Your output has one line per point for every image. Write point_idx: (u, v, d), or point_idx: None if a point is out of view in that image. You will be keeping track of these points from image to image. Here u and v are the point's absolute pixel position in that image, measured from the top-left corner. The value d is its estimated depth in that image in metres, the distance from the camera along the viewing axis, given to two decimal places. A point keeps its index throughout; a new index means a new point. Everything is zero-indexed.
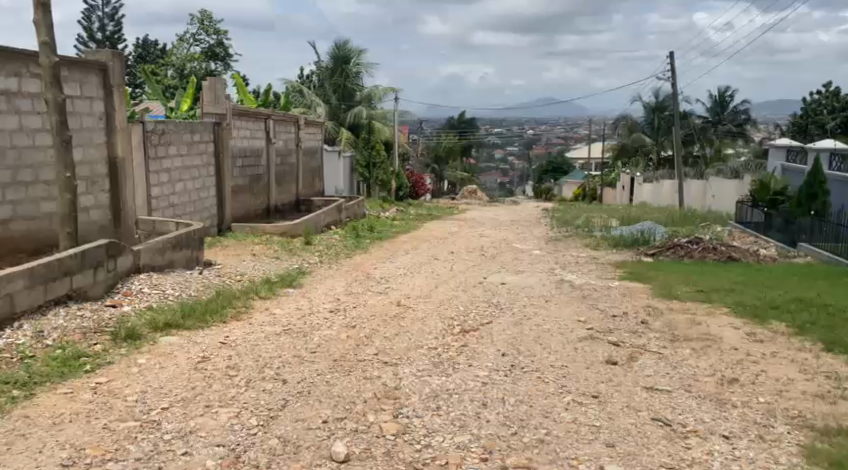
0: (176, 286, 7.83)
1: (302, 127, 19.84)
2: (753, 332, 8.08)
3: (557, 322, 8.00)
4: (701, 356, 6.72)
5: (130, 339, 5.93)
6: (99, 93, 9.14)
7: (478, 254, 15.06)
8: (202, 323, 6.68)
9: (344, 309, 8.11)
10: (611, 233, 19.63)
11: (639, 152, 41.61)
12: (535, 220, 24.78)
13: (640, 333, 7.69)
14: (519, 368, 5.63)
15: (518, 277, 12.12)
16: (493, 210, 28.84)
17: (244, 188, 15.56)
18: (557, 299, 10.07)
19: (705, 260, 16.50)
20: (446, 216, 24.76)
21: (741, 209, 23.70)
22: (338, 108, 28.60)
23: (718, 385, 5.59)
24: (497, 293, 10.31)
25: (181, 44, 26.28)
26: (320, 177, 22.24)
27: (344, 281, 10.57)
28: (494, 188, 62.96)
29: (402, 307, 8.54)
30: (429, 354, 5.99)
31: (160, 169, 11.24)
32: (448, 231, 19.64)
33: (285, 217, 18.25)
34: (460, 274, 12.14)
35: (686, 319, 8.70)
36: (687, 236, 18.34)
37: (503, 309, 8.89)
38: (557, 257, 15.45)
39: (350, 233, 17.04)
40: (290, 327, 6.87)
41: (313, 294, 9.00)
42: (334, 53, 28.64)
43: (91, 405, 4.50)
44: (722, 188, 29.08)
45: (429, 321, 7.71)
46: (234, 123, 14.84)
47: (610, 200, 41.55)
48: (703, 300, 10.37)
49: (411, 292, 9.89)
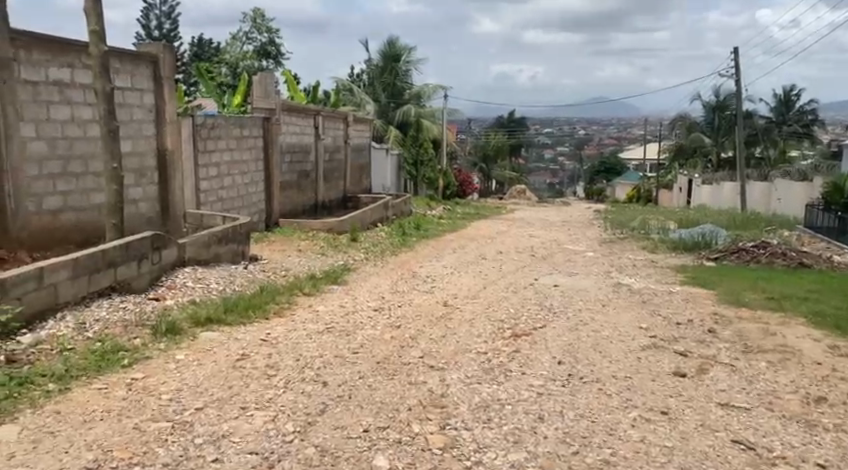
0: (220, 281, 7.58)
1: (351, 124, 19.62)
2: (833, 346, 7.48)
3: (616, 329, 7.49)
4: (777, 371, 6.17)
5: (171, 335, 5.56)
6: (150, 85, 8.83)
7: (531, 255, 14.61)
8: (243, 318, 6.40)
9: (389, 308, 7.77)
10: (670, 236, 18.84)
11: (697, 153, 40.32)
12: (588, 221, 24.11)
13: (707, 343, 7.15)
14: (577, 378, 5.19)
15: (573, 279, 11.60)
16: (544, 211, 28.19)
17: (292, 184, 15.38)
18: (615, 303, 9.54)
19: (773, 266, 15.68)
20: (494, 216, 24.28)
21: (808, 214, 22.61)
22: (387, 107, 28.28)
23: (800, 406, 5.07)
24: (549, 295, 9.83)
25: (234, 42, 26.42)
26: (369, 174, 22.02)
27: (391, 279, 10.26)
28: (544, 189, 61.98)
29: (451, 307, 8.18)
30: (478, 359, 5.60)
31: (209, 163, 11.08)
32: (500, 231, 19.21)
33: (332, 213, 18.05)
34: (511, 275, 11.69)
35: (756, 330, 8.11)
36: (752, 239, 17.46)
37: (557, 312, 8.41)
38: (611, 259, 14.86)
39: (397, 231, 16.73)
40: (333, 326, 6.56)
41: (359, 293, 8.70)
42: (383, 52, 28.49)
43: (125, 402, 4.19)
44: (787, 191, 27.86)
45: (477, 323, 7.31)
46: (283, 119, 14.67)
47: (666, 202, 40.32)
48: (773, 309, 9.74)
49: (459, 292, 9.51)
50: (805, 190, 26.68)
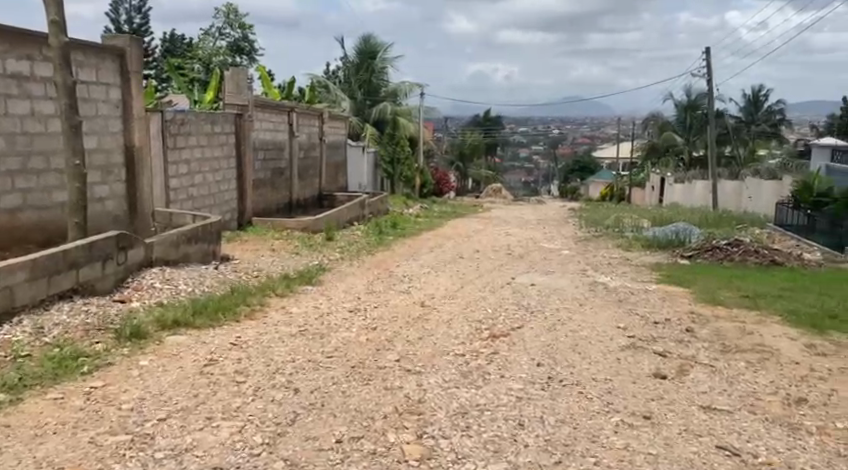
0: (189, 282, 7.35)
1: (326, 121, 19.37)
2: (810, 345, 7.44)
3: (595, 328, 7.38)
4: (757, 371, 6.10)
5: (135, 338, 5.35)
6: (117, 79, 8.57)
7: (507, 253, 14.51)
8: (212, 321, 6.18)
9: (365, 309, 7.59)
10: (644, 234, 18.87)
11: (670, 152, 40.56)
12: (563, 219, 24.12)
13: (685, 342, 7.07)
14: (557, 381, 5.06)
15: (549, 278, 11.50)
16: (519, 209, 28.15)
17: (265, 181, 15.12)
18: (592, 302, 9.45)
19: (746, 264, 15.75)
20: (470, 214, 24.17)
21: (781, 212, 22.82)
22: (363, 105, 27.95)
23: (783, 408, 4.99)
24: (526, 294, 9.71)
25: (206, 38, 25.99)
26: (344, 172, 21.79)
27: (367, 279, 10.07)
28: (519, 187, 62.08)
29: (427, 308, 8.02)
30: (456, 362, 5.45)
31: (178, 160, 10.80)
32: (475, 229, 19.09)
33: (306, 212, 17.80)
34: (487, 274, 11.56)
35: (733, 329, 8.06)
36: (725, 237, 17.54)
37: (535, 312, 8.29)
38: (587, 257, 14.81)
39: (373, 229, 16.53)
40: (306, 328, 6.37)
41: (334, 293, 8.50)
42: (359, 48, 28.19)
43: (81, 413, 3.97)
44: (758, 189, 28.12)
45: (454, 324, 7.16)
46: (256, 115, 14.39)
47: (639, 200, 40.47)
48: (749, 307, 9.72)
49: (436, 292, 9.36)
50: (776, 189, 26.80)
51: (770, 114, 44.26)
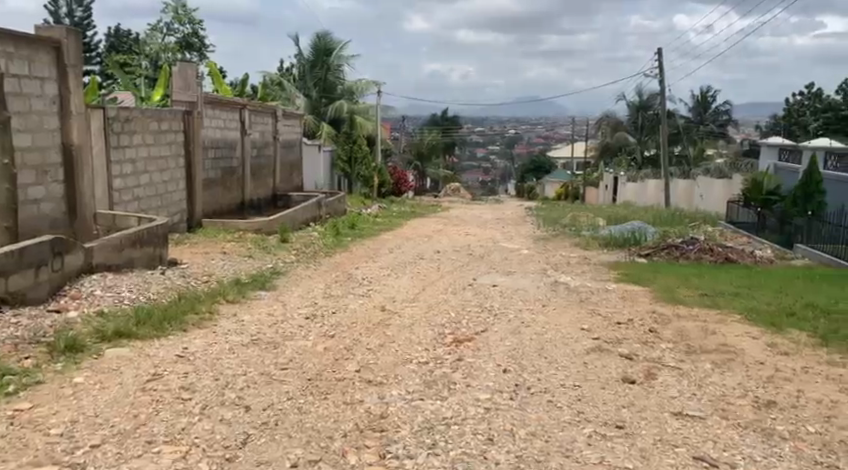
0: (133, 288, 6.93)
1: (280, 118, 18.93)
2: (772, 344, 7.34)
3: (561, 331, 7.20)
4: (724, 373, 5.96)
5: (70, 353, 4.95)
6: (52, 73, 8.10)
7: (466, 253, 14.30)
8: (157, 331, 5.80)
9: (322, 315, 7.27)
10: (600, 233, 18.91)
11: (623, 151, 41.00)
12: (521, 218, 24.08)
13: (650, 344, 6.93)
14: (524, 389, 4.85)
15: (511, 279, 11.32)
16: (477, 208, 28.03)
17: (216, 181, 14.63)
18: (554, 303, 9.28)
19: (701, 262, 15.86)
20: (428, 214, 23.95)
21: (733, 210, 23.15)
22: (318, 102, 27.74)
23: (754, 412, 4.84)
24: (489, 296, 9.50)
25: (154, 34, 25.24)
26: (300, 172, 21.37)
27: (323, 283, 9.73)
28: (476, 187, 62.16)
29: (387, 312, 7.73)
30: (419, 371, 5.19)
31: (122, 159, 10.31)
32: (433, 229, 18.86)
33: (260, 213, 17.34)
34: (447, 275, 11.32)
35: (696, 329, 7.95)
36: (680, 236, 17.68)
37: (498, 314, 8.08)
38: (547, 257, 14.70)
39: (330, 230, 16.16)
40: (259, 338, 6.03)
41: (288, 298, 8.16)
42: (314, 45, 27.63)
43: (3, 441, 3.58)
44: (709, 188, 28.55)
45: (416, 328, 6.90)
46: (206, 113, 13.91)
47: (593, 199, 40.80)
48: (709, 306, 9.67)
49: (396, 295, 9.07)
50: (726, 189, 27.56)
51: (715, 114, 44.77)
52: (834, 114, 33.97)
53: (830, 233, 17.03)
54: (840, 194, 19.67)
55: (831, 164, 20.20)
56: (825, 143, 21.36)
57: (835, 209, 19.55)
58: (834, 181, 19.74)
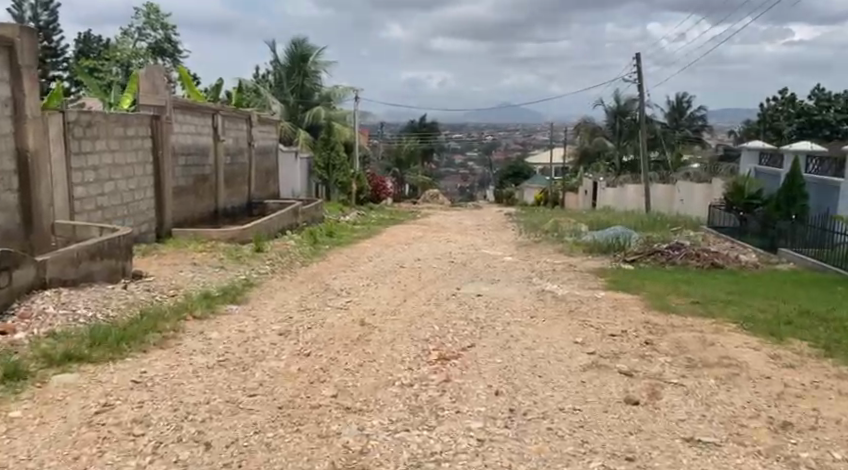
0: (90, 305, 6.38)
1: (255, 124, 18.38)
2: (774, 356, 6.93)
3: (553, 345, 6.76)
4: (731, 390, 5.54)
5: (9, 381, 4.42)
6: (4, 74, 7.51)
7: (449, 261, 13.86)
8: (114, 353, 5.27)
9: (296, 331, 6.76)
10: (583, 239, 18.54)
11: (602, 157, 40.90)
12: (501, 224, 23.69)
13: (648, 358, 6.51)
14: (520, 415, 4.40)
15: (496, 288, 10.88)
16: (457, 215, 27.57)
17: (188, 189, 14.04)
18: (543, 314, 8.84)
19: (688, 268, 15.53)
20: (408, 221, 23.47)
21: (714, 213, 22.90)
22: (296, 108, 27.17)
23: (772, 436, 4.42)
24: (474, 307, 9.04)
25: (125, 39, 24.55)
26: (276, 179, 20.82)
27: (299, 294, 9.22)
28: (455, 193, 61.69)
29: (366, 327, 7.24)
30: (403, 395, 4.72)
31: (84, 166, 9.73)
32: (414, 236, 18.38)
33: (235, 221, 16.76)
34: (431, 285, 10.85)
35: (693, 340, 7.54)
36: (664, 241, 17.37)
37: (485, 327, 7.62)
38: (531, 264, 14.27)
39: (307, 238, 15.63)
40: (226, 359, 5.51)
41: (260, 313, 7.64)
42: (289, 51, 27.16)
43: None
44: (690, 192, 28.35)
45: (398, 345, 6.42)
46: (176, 118, 13.33)
47: (573, 204, 40.49)
48: (703, 315, 9.29)
49: (377, 308, 8.58)
50: (707, 192, 27.48)
51: (691, 119, 44.76)
52: (807, 119, 34.52)
53: (814, 237, 16.79)
54: (823, 198, 19.44)
55: (813, 168, 19.93)
56: (806, 146, 21.02)
57: (817, 212, 19.36)
58: (817, 185, 19.47)
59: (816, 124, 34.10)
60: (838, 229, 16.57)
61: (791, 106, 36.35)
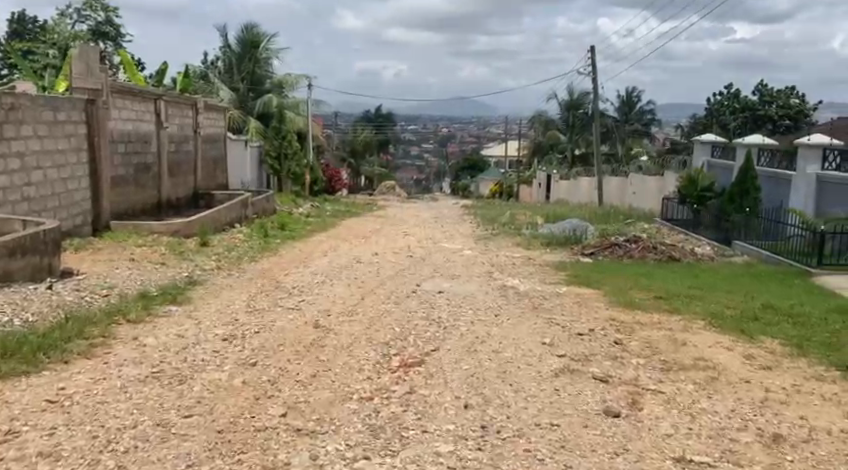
0: (5, 309, 5.73)
1: (201, 111, 17.57)
2: (749, 356, 6.58)
3: (522, 347, 6.34)
4: (712, 397, 5.18)
5: None
6: None
7: (407, 255, 13.33)
8: (28, 365, 4.63)
9: (243, 336, 6.36)
10: (540, 231, 18.26)
11: (555, 149, 40.85)
12: (458, 216, 23.25)
13: (623, 361, 6.15)
14: (494, 433, 3.96)
15: (456, 284, 10.40)
16: (412, 207, 27.02)
17: (128, 179, 13.25)
18: (507, 311, 8.43)
19: (646, 260, 15.33)
20: (362, 213, 22.82)
21: (668, 206, 22.82)
22: (246, 96, 26.29)
23: (765, 453, 4.07)
24: (435, 305, 8.55)
25: (62, 20, 23.31)
26: (224, 169, 20.01)
27: (247, 294, 8.67)
28: (410, 184, 61.07)
29: (321, 331, 6.74)
30: (363, 411, 4.25)
31: (8, 153, 8.94)
32: (369, 229, 17.81)
33: (179, 213, 16.00)
34: (388, 281, 10.30)
35: (664, 339, 7.20)
36: (619, 234, 17.22)
37: (448, 328, 7.16)
38: (491, 258, 13.85)
39: (258, 231, 14.95)
40: (162, 371, 4.97)
41: (203, 316, 7.16)
42: (240, 37, 26.28)
43: None
44: (642, 184, 28.21)
45: (355, 352, 5.94)
46: (114, 103, 12.53)
47: (527, 196, 40.29)
48: (670, 311, 8.96)
49: (332, 308, 8.03)
50: (660, 184, 27.33)
51: (641, 114, 44.83)
52: (752, 114, 35.10)
53: (768, 229, 16.72)
54: (775, 192, 19.43)
55: (765, 161, 19.81)
56: (758, 140, 20.88)
57: (771, 205, 19.31)
58: (770, 178, 19.38)
59: (759, 119, 34.79)
60: (792, 222, 16.55)
61: (738, 101, 36.77)
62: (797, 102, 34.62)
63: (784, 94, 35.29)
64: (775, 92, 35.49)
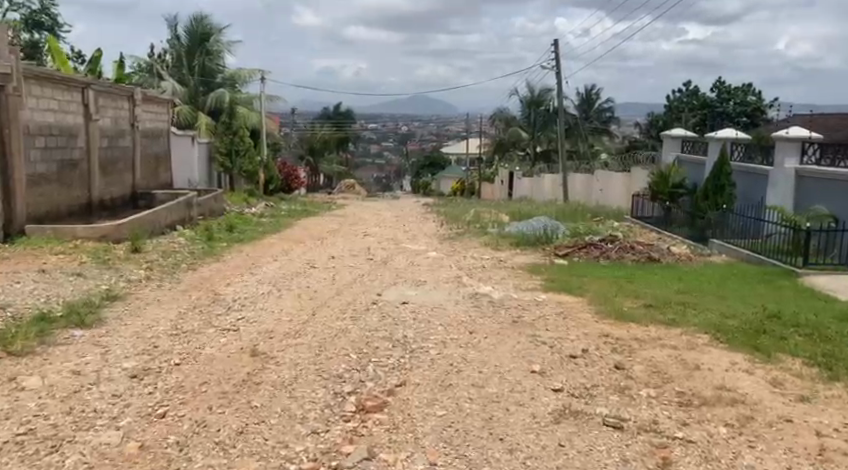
0: None
1: (139, 103, 16.09)
2: (777, 382, 5.41)
3: (507, 381, 5.25)
4: (755, 447, 4.05)
5: None
6: None
7: (366, 259, 12.06)
8: None
9: (157, 373, 5.23)
10: (508, 231, 17.20)
11: (517, 146, 39.87)
12: (420, 216, 21.93)
13: (630, 395, 5.09)
14: None
15: (423, 292, 9.19)
16: (373, 206, 25.65)
17: (51, 177, 12.05)
18: (482, 327, 7.28)
19: (623, 261, 14.26)
20: (321, 213, 21.39)
21: (638, 204, 21.70)
22: (196, 91, 24.72)
23: None
24: (399, 320, 7.34)
25: None
26: (167, 167, 18.47)
27: (176, 311, 7.55)
28: (373, 184, 59.66)
29: (260, 362, 5.55)
30: None
31: None
32: (326, 230, 16.42)
33: (114, 215, 14.55)
34: (344, 291, 9.01)
35: (672, 361, 6.07)
36: (591, 233, 16.22)
37: (415, 353, 5.99)
38: (458, 261, 12.68)
39: (201, 235, 13.57)
40: (40, 433, 3.85)
41: (113, 344, 6.10)
42: (189, 29, 24.67)
43: None
44: (608, 180, 27.10)
45: (299, 393, 4.78)
46: (30, 90, 11.35)
47: (489, 195, 39.12)
48: (666, 324, 7.80)
49: (276, 329, 6.76)
50: (626, 181, 26.06)
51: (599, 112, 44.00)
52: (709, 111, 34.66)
53: (746, 226, 15.69)
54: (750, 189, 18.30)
55: (739, 155, 18.53)
56: (732, 133, 19.38)
57: (745, 204, 18.05)
58: (742, 174, 18.35)
59: (716, 116, 34.33)
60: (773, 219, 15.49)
61: (696, 98, 36.21)
62: (753, 99, 34.21)
63: (741, 91, 34.80)
64: (731, 88, 34.94)
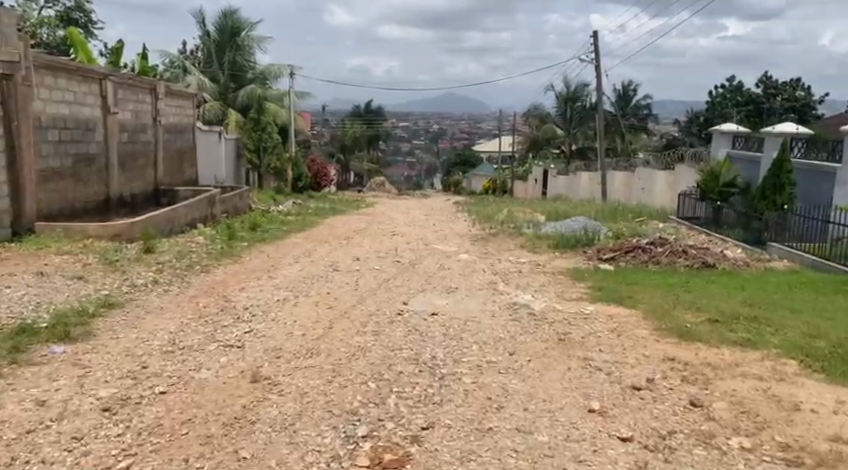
0: None
1: (162, 95, 15.35)
2: None
3: (559, 423, 4.26)
4: None
5: None
6: None
7: (392, 262, 11.06)
8: None
9: (136, 405, 4.38)
10: (545, 231, 16.07)
11: (552, 144, 38.52)
12: (452, 215, 20.91)
13: (717, 444, 4.07)
14: None
15: (454, 302, 8.17)
16: (404, 204, 24.69)
17: (64, 171, 11.31)
18: (527, 346, 6.25)
19: (675, 267, 13.02)
20: (350, 211, 20.49)
21: (685, 204, 20.26)
22: (226, 87, 24.00)
23: None
24: (427, 336, 6.33)
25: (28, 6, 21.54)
26: (191, 162, 17.73)
27: (179, 321, 6.66)
28: (402, 182, 58.64)
29: (260, 391, 4.64)
30: None
31: None
32: (353, 230, 15.51)
33: (132, 212, 13.83)
34: (367, 300, 8.02)
35: (763, 396, 4.98)
36: (637, 235, 15.00)
37: (447, 382, 4.98)
38: (492, 264, 11.63)
39: (221, 234, 12.72)
40: None
41: (97, 364, 5.24)
42: (219, 23, 23.92)
43: None
44: (651, 180, 25.64)
45: (301, 438, 3.95)
46: (42, 80, 10.60)
47: (524, 193, 37.83)
48: (739, 345, 6.67)
49: (286, 347, 5.79)
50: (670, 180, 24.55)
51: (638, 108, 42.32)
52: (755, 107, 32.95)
53: (809, 229, 14.32)
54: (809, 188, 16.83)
55: (800, 151, 16.96)
56: (791, 127, 17.91)
57: (806, 204, 16.59)
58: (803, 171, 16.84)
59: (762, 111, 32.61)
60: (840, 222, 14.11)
61: (741, 94, 34.43)
62: (803, 94, 32.35)
63: (789, 86, 33.00)
64: (779, 84, 33.24)
